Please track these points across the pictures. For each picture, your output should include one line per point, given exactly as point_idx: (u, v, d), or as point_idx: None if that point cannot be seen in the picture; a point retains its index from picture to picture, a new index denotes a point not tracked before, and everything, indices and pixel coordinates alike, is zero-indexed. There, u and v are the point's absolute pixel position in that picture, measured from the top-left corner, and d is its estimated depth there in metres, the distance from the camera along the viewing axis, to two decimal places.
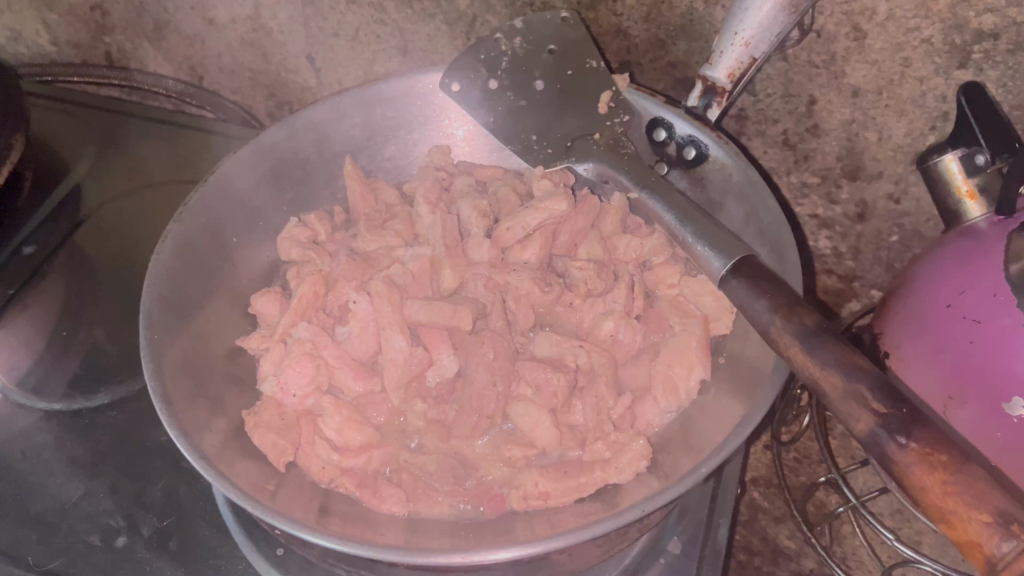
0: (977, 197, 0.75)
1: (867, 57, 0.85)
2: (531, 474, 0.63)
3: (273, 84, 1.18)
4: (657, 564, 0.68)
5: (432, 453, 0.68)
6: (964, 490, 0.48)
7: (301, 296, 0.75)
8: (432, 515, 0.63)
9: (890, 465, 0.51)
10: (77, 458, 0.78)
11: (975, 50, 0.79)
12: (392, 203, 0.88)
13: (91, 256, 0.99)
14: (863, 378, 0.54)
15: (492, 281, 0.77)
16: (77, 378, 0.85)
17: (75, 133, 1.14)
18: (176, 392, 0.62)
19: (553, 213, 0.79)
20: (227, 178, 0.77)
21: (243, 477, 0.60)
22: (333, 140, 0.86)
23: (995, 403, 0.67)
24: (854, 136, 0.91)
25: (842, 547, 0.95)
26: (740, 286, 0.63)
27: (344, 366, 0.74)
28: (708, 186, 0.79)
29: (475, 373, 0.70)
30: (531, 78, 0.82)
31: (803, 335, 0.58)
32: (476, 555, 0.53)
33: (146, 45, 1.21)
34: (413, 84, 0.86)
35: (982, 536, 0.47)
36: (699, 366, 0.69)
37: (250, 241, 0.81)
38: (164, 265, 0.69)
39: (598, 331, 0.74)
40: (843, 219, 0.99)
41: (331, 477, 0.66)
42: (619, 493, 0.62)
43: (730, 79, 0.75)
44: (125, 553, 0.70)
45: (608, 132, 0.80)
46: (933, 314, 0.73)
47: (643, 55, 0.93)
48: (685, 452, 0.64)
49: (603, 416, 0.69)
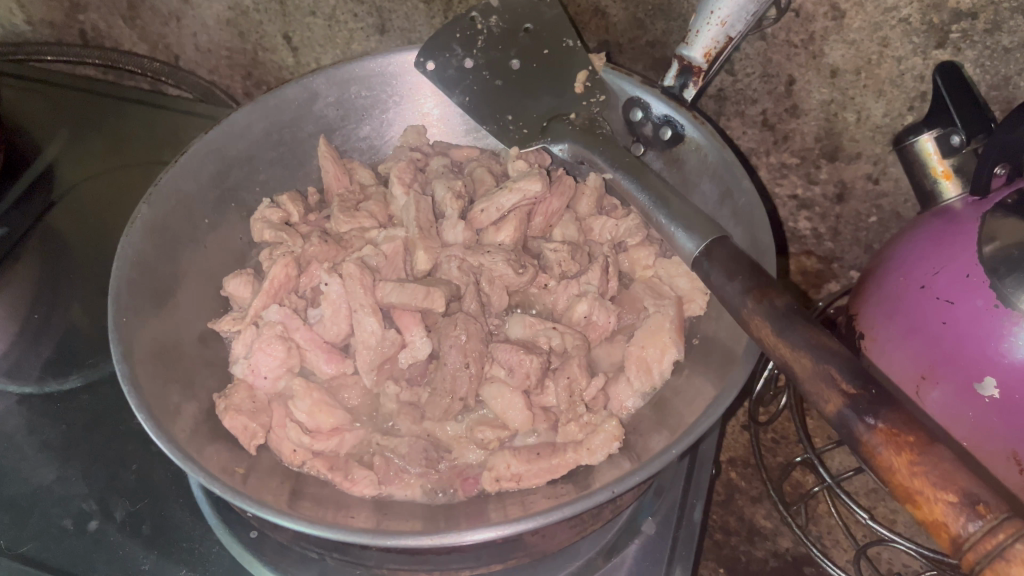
0: (952, 176, 0.76)
1: (845, 36, 0.84)
2: (505, 456, 0.63)
3: (250, 64, 1.16)
4: (632, 545, 0.69)
5: (406, 436, 0.68)
6: (931, 470, 0.48)
7: (273, 278, 0.75)
8: (403, 497, 0.63)
9: (859, 446, 0.51)
10: (49, 443, 0.77)
11: (952, 30, 0.79)
12: (367, 183, 0.88)
13: (63, 237, 0.98)
14: (833, 359, 0.54)
15: (466, 263, 0.76)
16: (51, 361, 0.85)
17: (48, 112, 1.13)
18: (144, 375, 0.61)
19: (527, 193, 0.78)
20: (199, 157, 0.76)
21: (213, 462, 0.59)
22: (306, 120, 0.85)
23: (967, 383, 0.67)
24: (832, 117, 0.91)
25: (818, 527, 0.95)
26: (712, 268, 0.63)
27: (315, 349, 0.74)
28: (684, 167, 0.79)
29: (447, 354, 0.69)
30: (507, 57, 0.81)
31: (774, 316, 0.58)
32: (451, 536, 0.53)
33: (121, 24, 1.19)
34: (388, 63, 0.85)
35: (949, 516, 0.47)
36: (673, 347, 0.68)
37: (223, 222, 0.80)
38: (134, 248, 0.68)
39: (572, 313, 0.74)
40: (822, 200, 0.99)
41: (302, 461, 0.66)
42: (592, 474, 0.61)
43: (707, 58, 0.75)
44: (97, 537, 0.70)
45: (584, 112, 0.80)
46: (907, 295, 0.73)
47: (621, 34, 0.92)
48: (658, 433, 0.64)
49: (575, 398, 0.68)
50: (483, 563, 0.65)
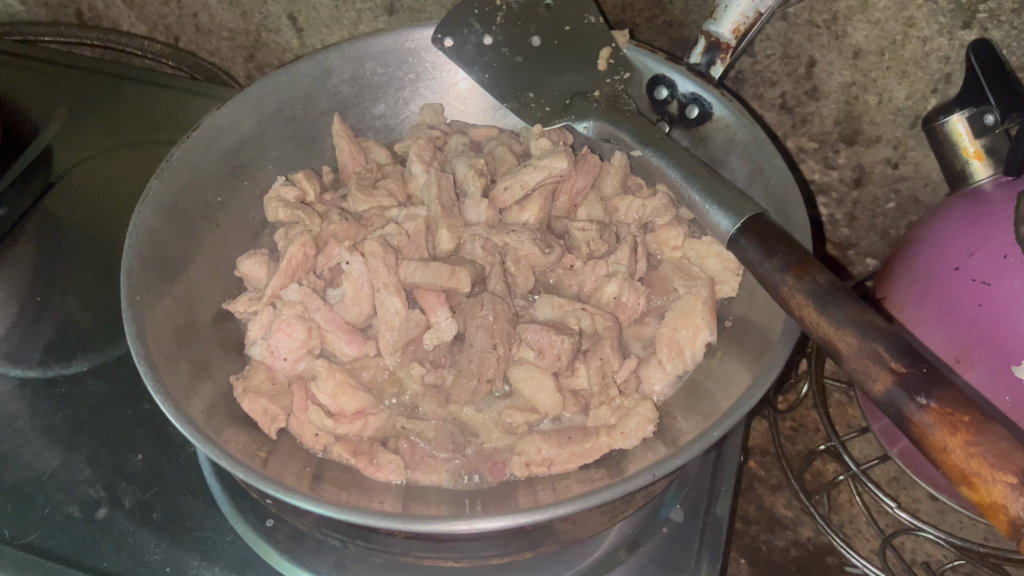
0: (983, 157, 0.72)
1: (870, 16, 0.81)
2: (535, 439, 0.62)
3: (252, 45, 1.12)
4: (660, 533, 0.66)
5: (432, 419, 0.66)
6: (988, 450, 0.46)
7: (291, 257, 0.72)
8: (429, 483, 0.61)
9: (908, 426, 0.49)
10: (54, 427, 0.75)
11: (980, 10, 0.76)
12: (383, 162, 0.86)
13: (62, 221, 0.95)
14: (880, 337, 0.52)
15: (490, 243, 0.74)
16: (53, 345, 0.82)
17: (46, 92, 1.09)
18: (159, 355, 0.59)
19: (552, 171, 0.77)
20: (211, 133, 0.74)
21: (233, 444, 0.57)
22: (320, 97, 0.83)
23: (1004, 366, 0.65)
24: (853, 99, 0.88)
25: (839, 515, 0.94)
26: (749, 245, 0.61)
27: (336, 330, 0.72)
28: (711, 145, 0.77)
29: (475, 336, 0.68)
30: (527, 33, 0.79)
31: (816, 293, 0.56)
32: (465, 523, 0.50)
33: (119, 4, 1.14)
34: (406, 39, 0.83)
35: (1006, 497, 0.44)
36: (705, 328, 0.67)
37: (235, 200, 0.77)
38: (146, 224, 0.65)
39: (601, 294, 0.72)
40: (839, 184, 0.96)
41: (325, 444, 0.64)
42: (626, 459, 0.60)
43: (736, 34, 0.72)
44: (105, 524, 0.67)
45: (608, 90, 0.78)
46: (939, 276, 0.71)
47: (638, 15, 0.89)
48: (692, 417, 0.62)
49: (607, 380, 0.67)
50: (511, 550, 0.63)
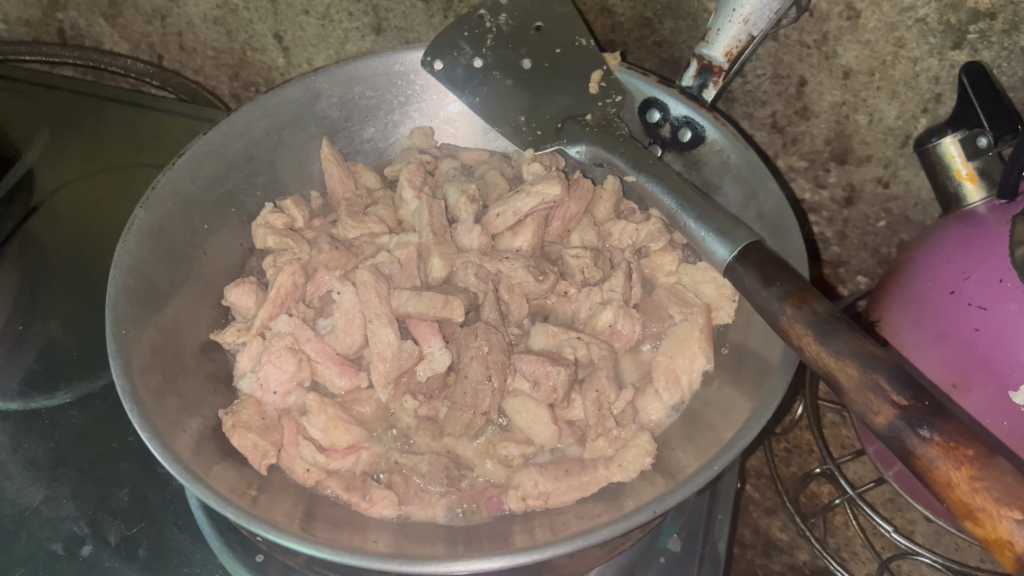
0: (977, 179, 0.70)
1: (861, 37, 0.80)
2: (531, 474, 0.61)
3: (237, 64, 1.10)
4: (656, 564, 0.66)
5: (425, 453, 0.66)
6: (992, 485, 0.45)
7: (280, 287, 0.72)
8: (423, 517, 0.61)
9: (912, 459, 0.48)
10: (36, 461, 0.73)
11: (970, 30, 0.75)
12: (373, 186, 0.85)
13: (44, 246, 0.93)
14: (881, 368, 0.51)
15: (483, 270, 0.75)
16: (34, 375, 0.80)
17: (28, 114, 1.08)
18: (146, 390, 0.57)
19: (546, 197, 0.76)
20: (197, 159, 0.72)
21: (220, 481, 0.55)
22: (308, 120, 0.82)
23: (1001, 391, 0.65)
24: (844, 119, 0.87)
25: (836, 538, 0.95)
26: (747, 273, 0.60)
27: (327, 361, 0.71)
28: (704, 169, 0.76)
29: (469, 366, 0.67)
30: (517, 56, 0.78)
31: (814, 324, 0.55)
32: (457, 564, 0.49)
33: (101, 22, 1.12)
34: (395, 62, 0.82)
35: (1012, 533, 0.43)
36: (702, 356, 0.67)
37: (221, 227, 0.76)
38: (131, 255, 0.64)
39: (597, 321, 0.72)
40: (830, 204, 0.95)
41: (317, 479, 0.63)
42: (624, 492, 0.59)
43: (728, 57, 0.71)
44: (91, 562, 0.65)
45: (600, 113, 0.77)
46: (936, 299, 0.69)
47: (627, 35, 0.89)
48: (690, 448, 0.61)
49: (603, 412, 0.67)
50: None
